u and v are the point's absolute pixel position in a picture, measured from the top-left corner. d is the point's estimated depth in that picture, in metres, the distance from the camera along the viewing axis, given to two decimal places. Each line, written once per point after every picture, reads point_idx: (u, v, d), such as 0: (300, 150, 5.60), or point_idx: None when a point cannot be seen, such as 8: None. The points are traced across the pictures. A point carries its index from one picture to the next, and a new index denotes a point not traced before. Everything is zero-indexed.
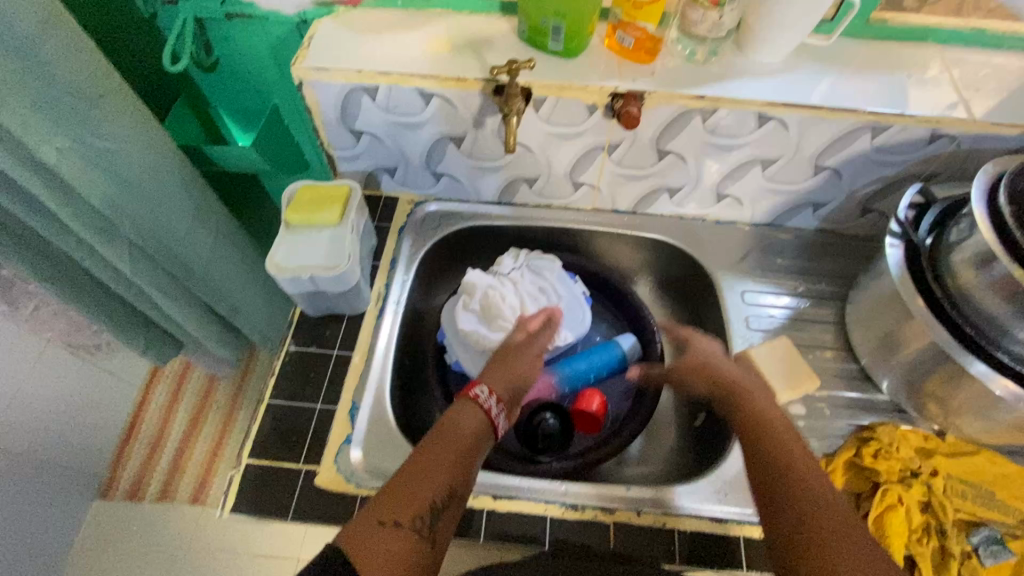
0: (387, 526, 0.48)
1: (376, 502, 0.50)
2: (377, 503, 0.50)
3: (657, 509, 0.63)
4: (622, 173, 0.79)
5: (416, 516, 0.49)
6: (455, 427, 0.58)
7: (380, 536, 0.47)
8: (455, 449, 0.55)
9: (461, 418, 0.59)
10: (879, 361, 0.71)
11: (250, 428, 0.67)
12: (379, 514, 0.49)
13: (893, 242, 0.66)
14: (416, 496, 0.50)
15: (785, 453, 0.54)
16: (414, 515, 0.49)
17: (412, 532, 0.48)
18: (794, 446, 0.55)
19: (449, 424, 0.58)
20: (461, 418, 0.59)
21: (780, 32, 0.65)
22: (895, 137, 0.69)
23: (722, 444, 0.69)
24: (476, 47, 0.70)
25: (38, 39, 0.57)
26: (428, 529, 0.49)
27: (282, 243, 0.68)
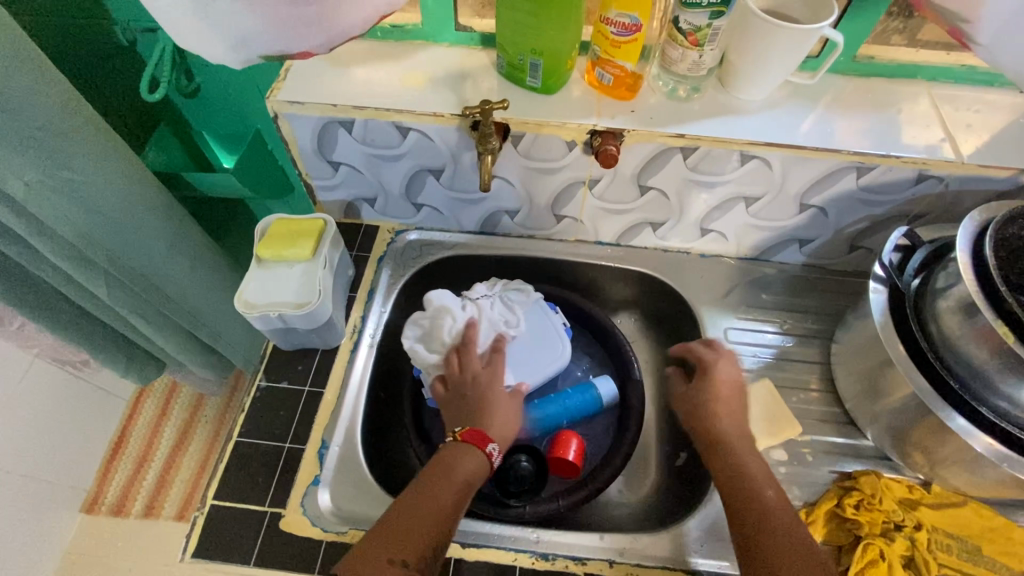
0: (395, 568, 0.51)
1: (380, 538, 0.53)
2: (380, 544, 0.53)
3: (630, 560, 0.61)
4: (605, 207, 0.77)
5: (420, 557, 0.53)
6: (453, 468, 0.60)
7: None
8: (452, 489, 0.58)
9: (459, 458, 0.61)
10: (864, 406, 0.69)
11: (216, 467, 0.65)
12: (386, 555, 0.52)
13: (876, 286, 0.66)
14: (419, 537, 0.54)
15: (741, 465, 0.60)
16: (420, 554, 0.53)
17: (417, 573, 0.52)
18: (750, 458, 0.61)
19: (446, 463, 0.61)
20: (459, 458, 0.61)
21: (763, 71, 0.63)
22: (881, 178, 0.67)
23: (698, 495, 0.68)
24: (454, 81, 0.69)
25: (3, 75, 0.56)
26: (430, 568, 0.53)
27: (254, 278, 0.67)
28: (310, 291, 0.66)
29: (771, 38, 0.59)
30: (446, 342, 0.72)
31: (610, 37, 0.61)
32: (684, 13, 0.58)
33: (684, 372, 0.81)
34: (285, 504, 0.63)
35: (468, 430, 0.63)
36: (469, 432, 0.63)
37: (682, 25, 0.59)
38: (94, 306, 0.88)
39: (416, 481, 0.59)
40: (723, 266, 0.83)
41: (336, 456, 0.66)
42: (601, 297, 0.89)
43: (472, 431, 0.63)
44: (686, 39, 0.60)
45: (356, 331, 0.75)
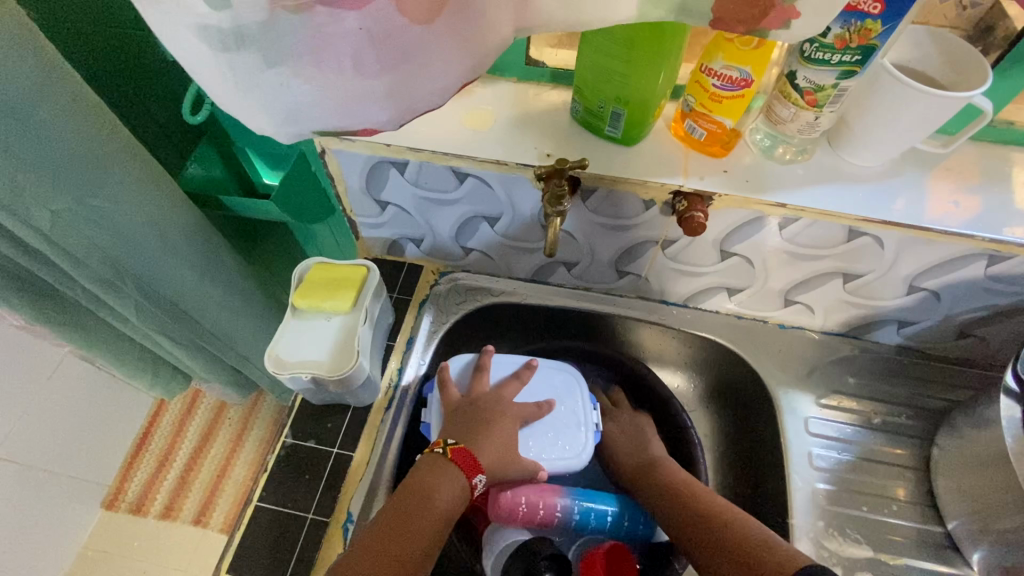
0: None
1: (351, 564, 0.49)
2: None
3: None
4: (677, 268, 0.69)
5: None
6: (433, 500, 0.54)
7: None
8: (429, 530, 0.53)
9: (437, 485, 0.55)
10: (973, 532, 0.59)
11: (234, 533, 0.60)
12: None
13: (1007, 403, 0.54)
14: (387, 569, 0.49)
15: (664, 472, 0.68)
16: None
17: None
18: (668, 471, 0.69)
19: (425, 491, 0.55)
20: (438, 483, 0.56)
21: (887, 137, 0.54)
22: (1016, 269, 0.57)
23: None
24: (522, 124, 0.61)
25: (36, 102, 0.52)
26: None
27: (287, 329, 0.62)
28: (348, 352, 0.60)
29: (903, 100, 0.50)
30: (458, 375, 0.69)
31: (710, 90, 0.52)
32: (804, 69, 0.49)
33: (751, 459, 0.72)
34: None
35: (458, 448, 0.58)
36: (459, 453, 0.58)
37: (800, 82, 0.50)
38: (121, 323, 0.83)
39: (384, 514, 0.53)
40: (805, 340, 0.73)
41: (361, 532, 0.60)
42: (657, 359, 0.81)
43: (465, 455, 0.58)
44: (802, 98, 0.51)
45: (392, 386, 0.68)
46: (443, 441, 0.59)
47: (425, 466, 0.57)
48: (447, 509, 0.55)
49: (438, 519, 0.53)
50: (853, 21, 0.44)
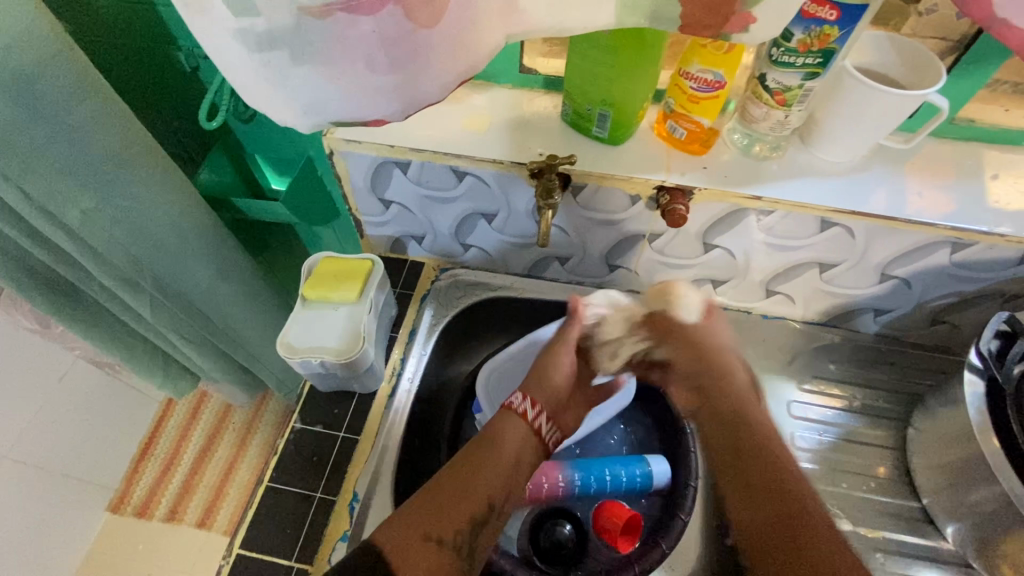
0: (430, 544, 0.52)
1: (416, 515, 0.54)
2: (423, 518, 0.54)
3: None
4: (664, 261, 0.73)
5: (456, 535, 0.54)
6: (502, 440, 0.62)
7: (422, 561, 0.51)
8: (506, 468, 0.60)
9: (505, 427, 0.64)
10: (946, 505, 0.62)
11: (245, 512, 0.63)
12: (426, 533, 0.53)
13: (972, 378, 0.58)
14: (457, 514, 0.55)
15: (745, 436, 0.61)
16: (456, 531, 0.54)
17: (451, 552, 0.53)
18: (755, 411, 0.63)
19: (493, 437, 0.62)
20: (503, 428, 0.63)
21: (853, 134, 0.58)
22: (978, 255, 0.61)
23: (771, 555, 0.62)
24: (515, 126, 0.66)
25: (70, 108, 0.56)
26: (467, 550, 0.54)
27: (297, 320, 0.66)
28: (355, 339, 0.64)
29: (866, 100, 0.54)
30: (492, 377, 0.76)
31: (688, 92, 0.57)
32: (772, 71, 0.54)
33: None
34: (312, 561, 0.60)
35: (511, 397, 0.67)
36: (510, 400, 0.67)
37: (769, 84, 0.55)
38: (136, 321, 0.87)
39: (466, 453, 0.61)
40: (788, 330, 0.77)
41: (367, 510, 0.63)
42: None
43: (512, 397, 0.67)
44: (772, 98, 0.56)
45: (394, 375, 0.72)
46: (514, 397, 0.67)
47: (501, 415, 0.65)
48: (518, 449, 0.62)
49: (509, 459, 0.61)
50: (813, 27, 0.49)
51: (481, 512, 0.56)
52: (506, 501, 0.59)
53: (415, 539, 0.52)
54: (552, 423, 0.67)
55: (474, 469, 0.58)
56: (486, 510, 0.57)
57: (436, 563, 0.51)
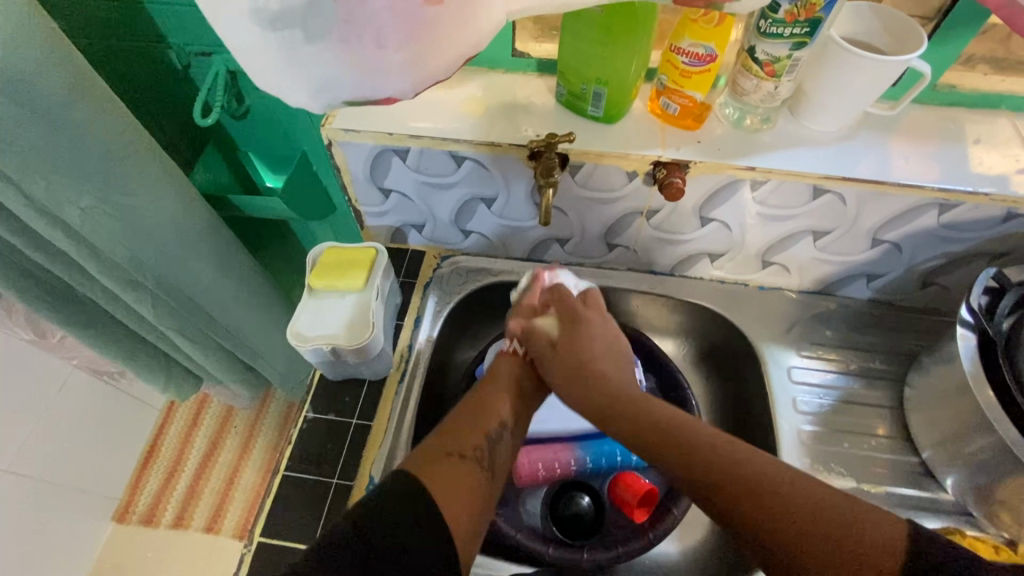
0: (455, 461, 0.54)
1: (444, 437, 0.57)
2: (441, 442, 0.56)
3: None
4: (661, 237, 0.74)
5: (475, 449, 0.57)
6: (498, 371, 0.68)
7: (450, 469, 0.53)
8: (508, 392, 0.65)
9: (500, 367, 0.68)
10: (944, 457, 0.64)
11: (264, 502, 0.64)
12: (448, 450, 0.55)
13: (963, 332, 0.60)
14: (475, 433, 0.58)
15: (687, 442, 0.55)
16: (475, 447, 0.57)
17: (474, 464, 0.55)
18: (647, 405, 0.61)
19: (488, 399, 0.63)
20: (499, 369, 0.68)
21: (840, 102, 0.60)
22: (964, 215, 0.63)
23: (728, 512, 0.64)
24: (512, 109, 0.67)
25: (66, 106, 0.56)
26: (490, 462, 0.57)
27: (305, 309, 0.67)
28: (365, 325, 0.65)
29: (853, 68, 0.56)
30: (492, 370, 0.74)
31: (680, 67, 0.58)
32: (761, 43, 0.55)
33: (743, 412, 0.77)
34: None
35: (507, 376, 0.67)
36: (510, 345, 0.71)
37: (759, 55, 0.56)
38: (138, 323, 0.87)
39: (470, 395, 0.64)
40: (784, 299, 0.79)
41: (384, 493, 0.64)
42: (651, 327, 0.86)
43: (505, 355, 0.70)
44: (762, 70, 0.57)
45: (403, 361, 0.73)
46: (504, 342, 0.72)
47: (496, 359, 0.70)
48: (514, 375, 0.68)
49: (509, 378, 0.67)
50: None
51: (495, 426, 0.60)
52: (518, 423, 0.64)
53: (437, 459, 0.54)
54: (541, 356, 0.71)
55: (480, 396, 0.64)
56: (501, 425, 0.61)
57: (462, 475, 0.53)
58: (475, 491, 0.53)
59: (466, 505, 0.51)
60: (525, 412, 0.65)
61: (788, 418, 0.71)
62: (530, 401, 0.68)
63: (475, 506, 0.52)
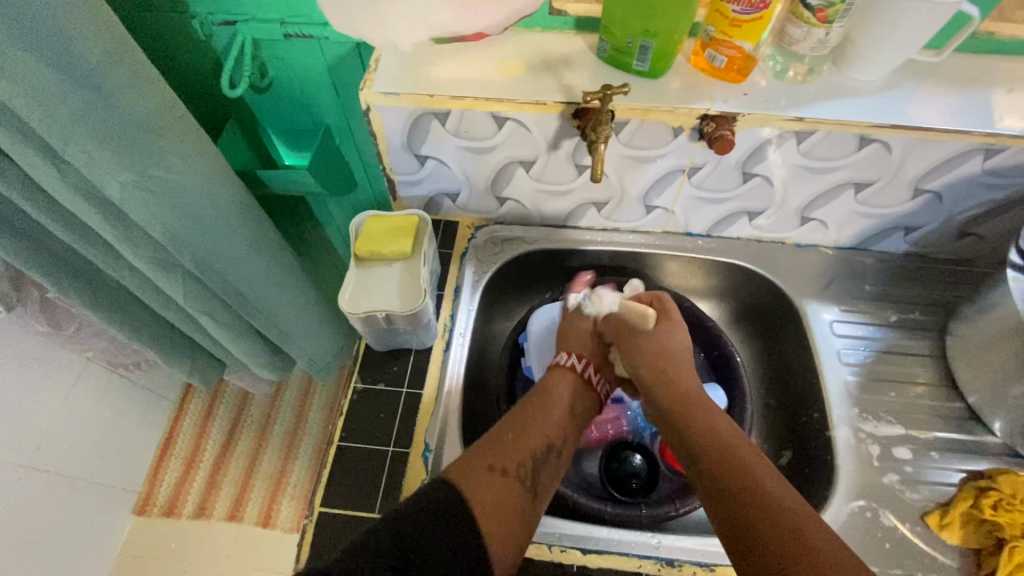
0: (497, 476, 0.51)
1: (487, 448, 0.54)
2: (485, 451, 0.54)
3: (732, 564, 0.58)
4: (700, 197, 0.74)
5: (519, 467, 0.53)
6: (555, 389, 0.64)
7: (492, 487, 0.50)
8: (558, 411, 0.61)
9: (560, 384, 0.64)
10: (992, 401, 0.65)
11: (320, 473, 0.64)
12: (488, 463, 0.52)
13: (1014, 275, 0.60)
14: (520, 449, 0.55)
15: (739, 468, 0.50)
16: (520, 465, 0.53)
17: (518, 482, 0.52)
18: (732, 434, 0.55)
19: (549, 391, 0.63)
20: (562, 379, 0.65)
21: (888, 49, 0.60)
22: (1010, 160, 0.63)
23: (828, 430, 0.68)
24: (553, 66, 0.65)
25: (105, 73, 0.54)
26: (534, 481, 0.54)
27: (352, 280, 0.67)
28: (417, 290, 0.65)
29: (907, 11, 0.55)
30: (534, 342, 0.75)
31: (730, 16, 0.57)
32: None
33: (784, 368, 0.78)
34: (394, 511, 0.61)
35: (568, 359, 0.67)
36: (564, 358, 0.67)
37: (811, 1, 0.56)
38: (167, 306, 0.86)
39: (520, 407, 0.61)
40: (821, 256, 0.80)
41: (440, 458, 0.64)
42: (685, 289, 0.86)
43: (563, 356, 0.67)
44: (813, 16, 0.57)
45: (447, 330, 0.72)
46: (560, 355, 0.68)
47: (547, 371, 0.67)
48: (569, 393, 0.64)
49: (565, 400, 0.63)
50: None
51: (542, 448, 0.56)
52: (563, 445, 0.59)
53: (482, 470, 0.51)
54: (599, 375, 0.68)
55: (528, 413, 0.60)
56: (547, 448, 0.57)
57: (504, 490, 0.50)
58: (516, 508, 0.50)
59: (502, 524, 0.48)
60: (576, 427, 0.62)
61: (833, 370, 0.72)
62: (580, 420, 0.64)
63: (514, 520, 0.49)
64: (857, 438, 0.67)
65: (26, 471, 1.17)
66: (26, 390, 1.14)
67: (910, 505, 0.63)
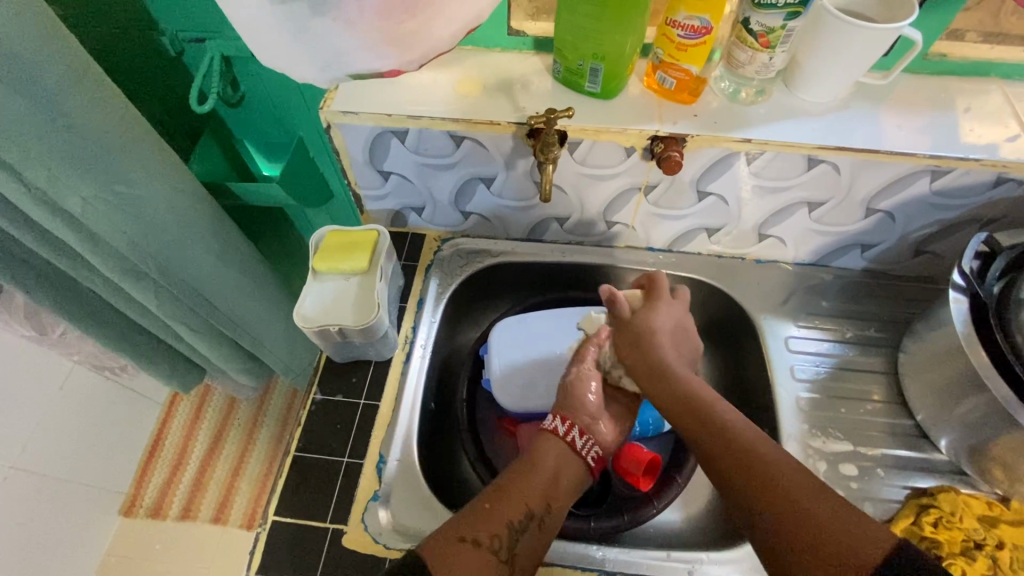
0: (468, 546, 0.50)
1: (466, 518, 0.52)
2: (459, 522, 0.52)
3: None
4: (659, 213, 0.75)
5: (493, 537, 0.51)
6: (539, 457, 0.59)
7: (461, 557, 0.48)
8: (542, 479, 0.57)
9: (549, 451, 0.60)
10: (938, 420, 0.66)
11: (277, 482, 0.65)
12: (461, 532, 0.51)
13: (956, 296, 0.62)
14: (497, 519, 0.52)
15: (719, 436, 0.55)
16: (493, 535, 0.51)
17: (490, 554, 0.50)
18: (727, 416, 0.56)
19: (538, 455, 0.59)
20: (551, 446, 0.60)
21: (833, 73, 0.61)
22: (956, 182, 0.64)
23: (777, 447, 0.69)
24: (509, 87, 0.67)
25: (64, 94, 0.56)
26: (509, 552, 0.51)
27: (310, 291, 0.71)
28: (370, 304, 0.69)
29: (847, 37, 0.56)
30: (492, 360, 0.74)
31: (676, 41, 0.59)
32: (756, 14, 0.56)
33: (742, 382, 0.79)
34: (346, 521, 0.62)
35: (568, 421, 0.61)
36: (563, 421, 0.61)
37: (753, 27, 0.57)
38: (141, 315, 0.87)
39: (508, 472, 0.58)
40: (780, 272, 0.81)
41: (394, 469, 0.65)
42: None
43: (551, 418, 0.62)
44: (756, 41, 0.58)
45: (408, 342, 0.74)
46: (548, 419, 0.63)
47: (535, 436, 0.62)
48: (555, 460, 0.59)
49: (548, 470, 0.58)
50: None
51: (520, 518, 0.53)
52: (547, 514, 0.56)
53: (453, 540, 0.50)
54: (589, 436, 0.61)
55: (512, 482, 0.56)
56: (528, 516, 0.54)
57: (473, 562, 0.49)
58: None
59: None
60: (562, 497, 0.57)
61: (786, 386, 0.73)
62: (569, 487, 0.59)
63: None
64: (805, 454, 0.68)
65: (11, 473, 1.19)
66: (13, 393, 1.16)
67: None
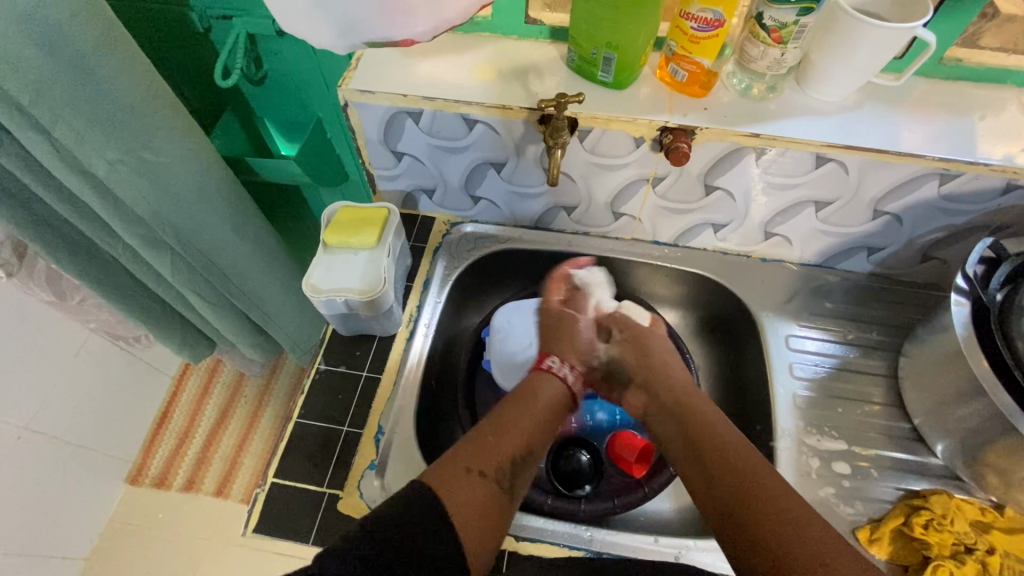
0: (474, 477, 0.51)
1: (465, 451, 0.54)
2: (463, 455, 0.53)
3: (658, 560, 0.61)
4: (666, 206, 0.76)
5: (497, 469, 0.53)
6: (535, 393, 0.64)
7: (468, 487, 0.50)
8: (535, 417, 0.61)
9: (543, 386, 0.66)
10: (935, 424, 0.66)
11: (278, 445, 0.67)
12: (466, 465, 0.52)
13: (957, 299, 0.61)
14: (498, 452, 0.55)
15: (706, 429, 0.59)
16: (498, 467, 0.54)
17: (494, 485, 0.52)
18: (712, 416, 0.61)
19: (531, 391, 0.65)
20: (546, 383, 0.66)
21: (844, 72, 0.61)
22: (965, 186, 0.64)
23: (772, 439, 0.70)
24: (523, 73, 0.68)
25: (95, 58, 0.59)
26: (511, 482, 0.54)
27: (319, 264, 0.73)
28: (377, 279, 0.71)
29: (861, 36, 0.56)
30: (495, 347, 0.76)
31: (689, 33, 0.60)
32: (769, 9, 0.57)
33: (741, 378, 0.80)
34: (342, 487, 0.64)
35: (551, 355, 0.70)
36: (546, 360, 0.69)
37: (766, 21, 0.58)
38: (156, 283, 0.90)
39: (502, 405, 0.62)
40: (786, 271, 0.81)
41: (391, 441, 0.67)
42: (653, 297, 0.88)
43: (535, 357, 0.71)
44: (769, 36, 0.59)
45: (412, 321, 0.76)
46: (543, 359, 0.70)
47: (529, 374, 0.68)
48: (551, 399, 0.65)
49: (543, 409, 0.63)
50: None
51: (520, 453, 0.56)
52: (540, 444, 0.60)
53: (460, 472, 0.51)
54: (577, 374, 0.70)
55: (507, 415, 0.60)
56: (525, 450, 0.57)
57: (480, 491, 0.50)
58: (491, 510, 0.50)
59: (481, 529, 0.48)
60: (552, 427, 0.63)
61: (783, 383, 0.73)
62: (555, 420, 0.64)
63: (490, 529, 0.49)
64: (798, 450, 0.69)
65: (24, 433, 1.22)
66: (30, 354, 1.19)
67: (842, 518, 0.64)
